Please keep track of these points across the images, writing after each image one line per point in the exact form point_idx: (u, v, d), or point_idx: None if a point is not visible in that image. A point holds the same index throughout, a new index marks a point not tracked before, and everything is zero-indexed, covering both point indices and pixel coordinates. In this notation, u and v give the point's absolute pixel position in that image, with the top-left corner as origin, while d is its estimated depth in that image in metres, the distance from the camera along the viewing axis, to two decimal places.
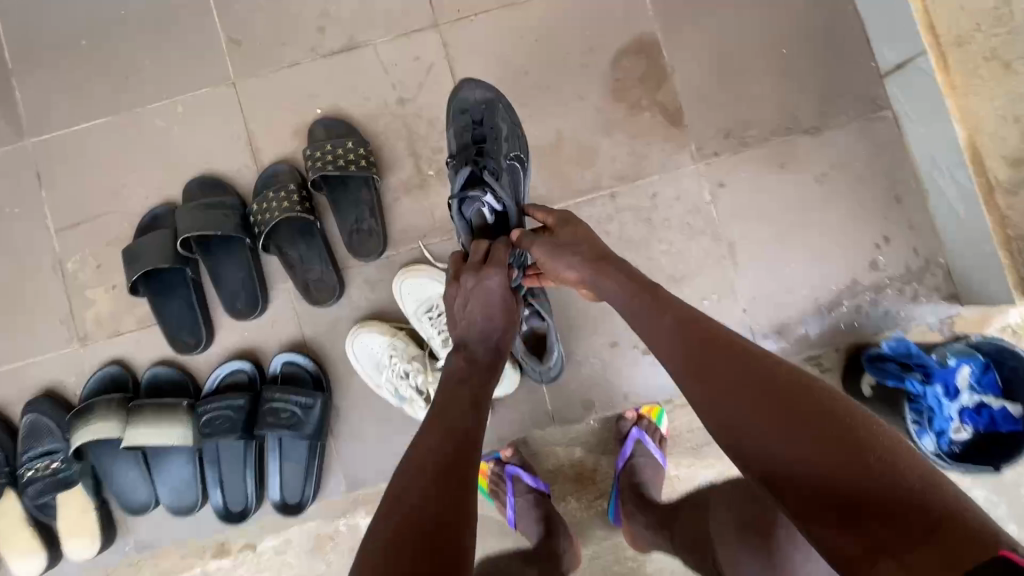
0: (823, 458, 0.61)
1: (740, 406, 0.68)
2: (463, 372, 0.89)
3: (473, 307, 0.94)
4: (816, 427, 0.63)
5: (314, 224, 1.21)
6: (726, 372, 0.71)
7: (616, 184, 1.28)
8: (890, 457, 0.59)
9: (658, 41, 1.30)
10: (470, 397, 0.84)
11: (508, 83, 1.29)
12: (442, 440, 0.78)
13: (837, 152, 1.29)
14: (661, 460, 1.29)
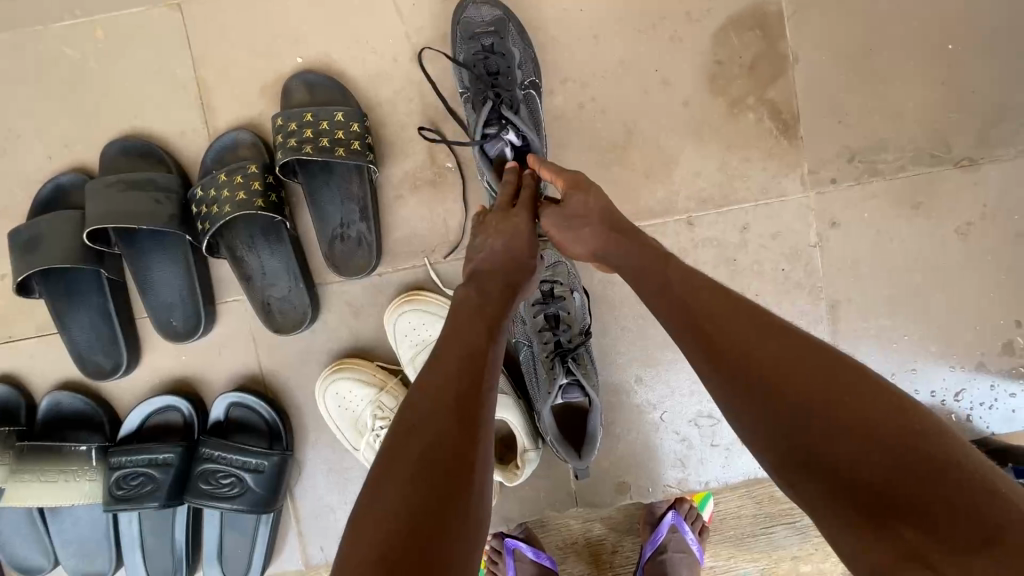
0: (859, 441, 0.44)
1: (761, 370, 0.50)
2: (477, 304, 0.60)
3: (493, 234, 0.67)
4: (853, 407, 0.46)
5: (283, 224, 0.88)
6: (723, 336, 0.52)
7: (695, 208, 0.95)
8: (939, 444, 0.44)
9: (780, 13, 0.93)
10: (476, 332, 0.57)
11: (568, 48, 0.93)
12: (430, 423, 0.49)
13: (993, 195, 0.97)
14: (699, 557, 1.02)
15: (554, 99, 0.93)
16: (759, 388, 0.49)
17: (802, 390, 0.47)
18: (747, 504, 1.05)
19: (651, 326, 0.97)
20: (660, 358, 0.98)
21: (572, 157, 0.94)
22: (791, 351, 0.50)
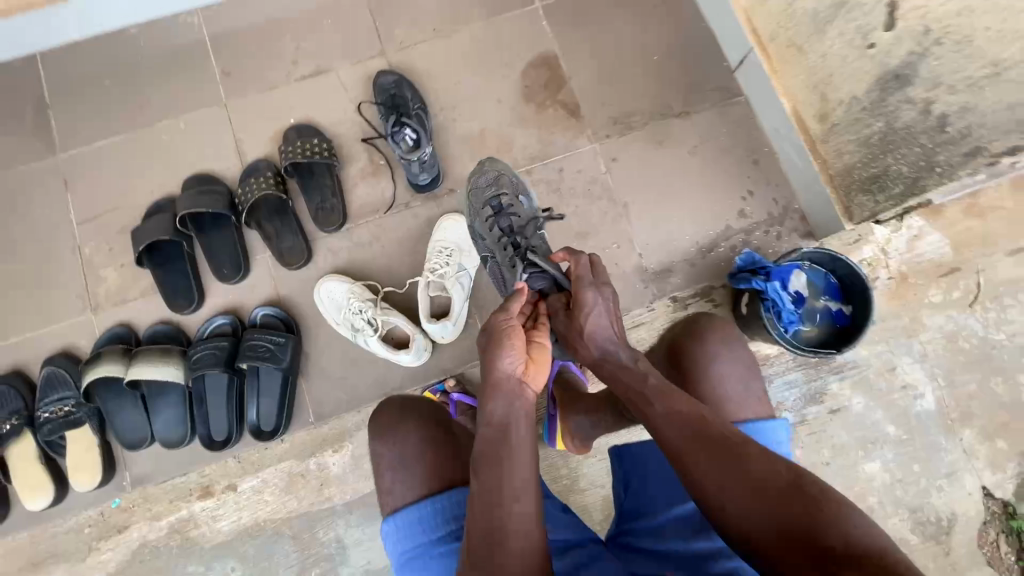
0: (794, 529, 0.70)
1: (730, 498, 0.75)
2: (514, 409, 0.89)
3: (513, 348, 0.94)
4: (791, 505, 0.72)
5: (286, 202, 1.52)
6: (713, 458, 0.79)
7: (530, 164, 1.61)
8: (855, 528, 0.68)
9: (556, 55, 1.67)
10: (528, 442, 0.87)
11: (441, 91, 1.65)
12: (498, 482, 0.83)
13: (704, 129, 1.63)
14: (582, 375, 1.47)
15: (438, 118, 1.63)
16: (750, 519, 0.73)
17: (744, 489, 0.75)
18: None
19: None
20: None
21: (452, 147, 1.61)
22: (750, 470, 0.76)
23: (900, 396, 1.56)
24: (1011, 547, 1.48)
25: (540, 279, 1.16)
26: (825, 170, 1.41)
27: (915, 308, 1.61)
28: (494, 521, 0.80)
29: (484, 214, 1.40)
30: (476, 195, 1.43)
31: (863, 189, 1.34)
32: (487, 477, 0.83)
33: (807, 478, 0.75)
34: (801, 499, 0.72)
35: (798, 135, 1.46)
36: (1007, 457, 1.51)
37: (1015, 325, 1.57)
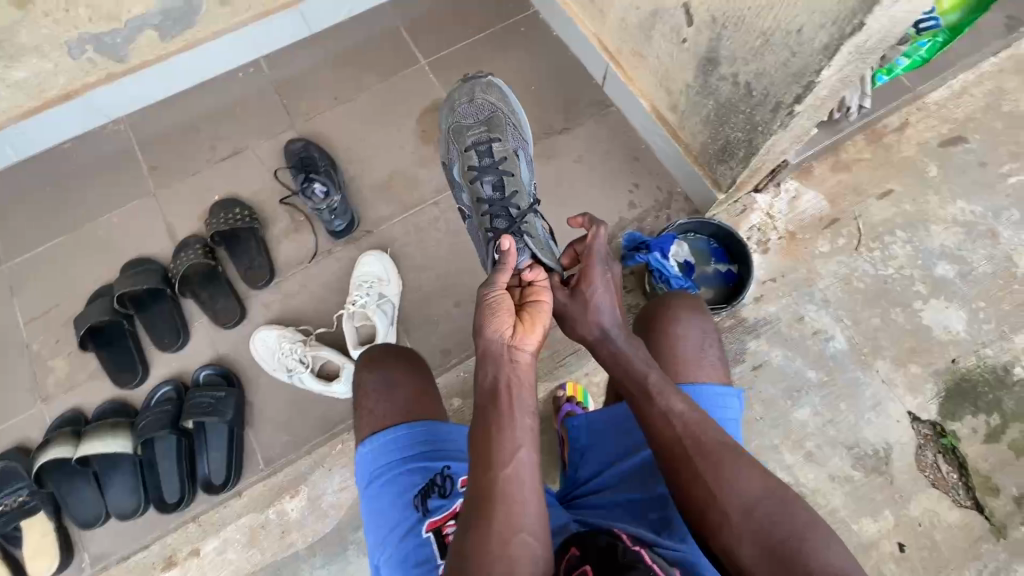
0: (769, 545, 0.80)
1: (721, 511, 0.84)
2: (512, 373, 0.91)
3: (508, 312, 0.97)
4: (772, 524, 0.81)
5: (215, 267, 1.65)
6: (708, 471, 0.87)
7: (436, 196, 1.77)
8: (817, 551, 0.79)
9: (446, 101, 1.89)
10: (526, 403, 0.89)
11: (349, 149, 1.84)
12: (498, 443, 0.84)
13: (586, 139, 1.82)
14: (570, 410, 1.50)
15: (349, 171, 1.81)
16: (742, 541, 0.81)
17: (736, 502, 0.84)
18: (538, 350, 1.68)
19: (435, 260, 1.70)
20: (445, 275, 1.68)
21: (364, 194, 1.78)
22: (740, 487, 0.85)
23: (813, 342, 1.66)
24: (948, 464, 1.54)
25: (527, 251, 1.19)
26: (690, 153, 1.62)
27: (808, 259, 1.74)
28: (494, 478, 0.81)
29: (463, 155, 1.51)
30: (462, 128, 1.55)
31: (720, 159, 1.52)
32: (486, 439, 0.84)
33: (792, 508, 0.83)
34: (777, 522, 0.82)
35: (661, 128, 1.67)
36: (921, 379, 1.60)
37: (897, 259, 1.72)
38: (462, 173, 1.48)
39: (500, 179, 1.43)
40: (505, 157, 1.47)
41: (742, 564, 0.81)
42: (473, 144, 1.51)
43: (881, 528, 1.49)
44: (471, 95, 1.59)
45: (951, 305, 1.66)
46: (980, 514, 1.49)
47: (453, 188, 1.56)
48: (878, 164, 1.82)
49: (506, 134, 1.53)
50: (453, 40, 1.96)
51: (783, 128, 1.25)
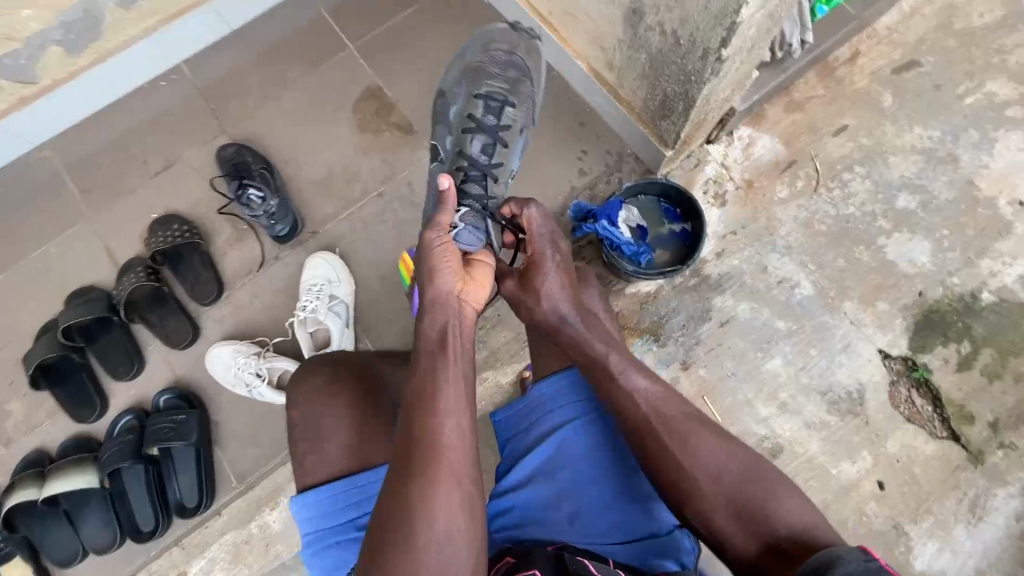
0: (740, 502, 0.86)
1: (692, 478, 0.88)
2: (454, 332, 1.03)
3: (456, 267, 1.09)
4: (742, 483, 0.87)
5: (160, 287, 1.60)
6: (675, 441, 0.91)
7: (380, 186, 1.72)
8: (780, 506, 0.84)
9: (380, 86, 1.81)
10: (467, 356, 1.02)
11: (286, 148, 1.77)
12: (436, 391, 0.95)
13: None
14: None
15: (287, 171, 1.74)
16: (715, 503, 0.86)
17: (704, 469, 0.89)
18: (502, 332, 1.65)
19: (386, 254, 1.66)
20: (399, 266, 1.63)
21: (306, 193, 1.72)
22: (706, 454, 0.90)
23: (779, 291, 1.63)
24: (922, 398, 1.53)
25: (473, 233, 1.16)
26: (633, 112, 1.56)
27: (767, 206, 1.69)
28: (435, 418, 0.92)
29: (474, 103, 1.44)
30: (485, 74, 1.48)
31: (663, 114, 1.46)
32: (430, 384, 0.95)
33: (756, 466, 0.89)
34: (743, 483, 0.87)
35: (602, 88, 1.60)
36: (890, 316, 1.58)
37: (858, 195, 1.67)
38: (461, 118, 1.42)
39: (493, 143, 1.38)
40: (508, 125, 1.44)
41: (712, 525, 0.86)
42: (488, 98, 1.44)
43: (860, 470, 1.49)
44: (515, 46, 1.52)
45: (915, 237, 1.62)
46: (957, 444, 1.49)
47: (438, 121, 1.49)
48: (831, 99, 1.75)
49: (525, 99, 1.48)
50: (379, 20, 1.87)
51: (715, 75, 1.19)
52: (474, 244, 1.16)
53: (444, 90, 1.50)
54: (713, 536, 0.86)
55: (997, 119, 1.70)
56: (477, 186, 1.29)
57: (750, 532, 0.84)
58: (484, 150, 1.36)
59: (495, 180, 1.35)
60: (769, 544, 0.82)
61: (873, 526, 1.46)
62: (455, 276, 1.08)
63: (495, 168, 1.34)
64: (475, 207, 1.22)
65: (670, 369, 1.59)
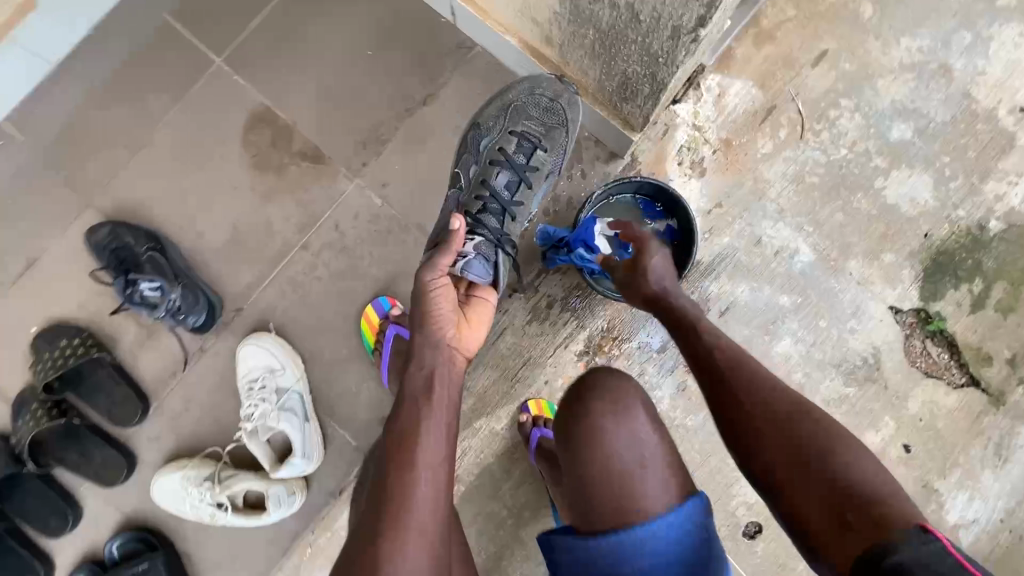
0: (817, 461, 0.80)
1: (771, 430, 0.84)
2: (443, 373, 0.97)
3: (451, 305, 1.04)
4: (820, 445, 0.81)
5: (71, 421, 1.34)
6: (758, 392, 0.89)
7: (302, 236, 1.41)
8: (864, 475, 0.78)
9: (268, 107, 1.45)
10: (451, 403, 0.96)
11: (171, 210, 1.42)
12: (417, 434, 0.90)
13: (456, 104, 1.45)
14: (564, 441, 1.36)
15: (182, 240, 1.41)
16: (783, 458, 0.82)
17: (784, 423, 0.84)
18: (485, 372, 1.47)
19: (329, 318, 1.39)
20: (349, 330, 1.38)
21: (214, 263, 1.41)
22: (790, 410, 0.85)
23: (778, 264, 1.46)
24: (937, 347, 1.44)
25: (482, 264, 1.12)
26: (587, 96, 1.27)
27: (752, 167, 1.47)
28: (411, 457, 0.88)
29: (504, 135, 1.28)
30: (522, 103, 1.27)
31: (624, 96, 1.18)
32: (409, 425, 0.91)
33: (834, 432, 0.82)
34: (824, 446, 0.81)
35: (544, 68, 1.28)
36: (897, 267, 1.45)
37: (849, 134, 1.46)
38: (488, 148, 1.27)
39: (518, 181, 1.27)
40: (537, 168, 1.29)
41: (787, 483, 0.81)
42: (521, 135, 1.27)
43: (885, 437, 1.43)
44: (560, 91, 1.25)
45: (915, 172, 1.45)
46: (976, 389, 1.43)
47: (462, 145, 1.30)
48: (805, 20, 1.48)
49: (558, 147, 1.30)
50: (243, 17, 1.46)
51: (689, 56, 0.94)
52: (483, 274, 1.11)
53: (476, 118, 1.30)
54: (787, 508, 0.80)
55: (989, 12, 1.47)
56: (492, 223, 1.23)
57: (823, 493, 0.77)
58: (509, 197, 1.26)
59: (513, 216, 1.26)
60: (836, 510, 0.75)
61: (904, 491, 1.42)
62: (449, 315, 1.03)
63: (516, 210, 1.26)
64: (490, 237, 1.19)
65: (676, 375, 1.45)
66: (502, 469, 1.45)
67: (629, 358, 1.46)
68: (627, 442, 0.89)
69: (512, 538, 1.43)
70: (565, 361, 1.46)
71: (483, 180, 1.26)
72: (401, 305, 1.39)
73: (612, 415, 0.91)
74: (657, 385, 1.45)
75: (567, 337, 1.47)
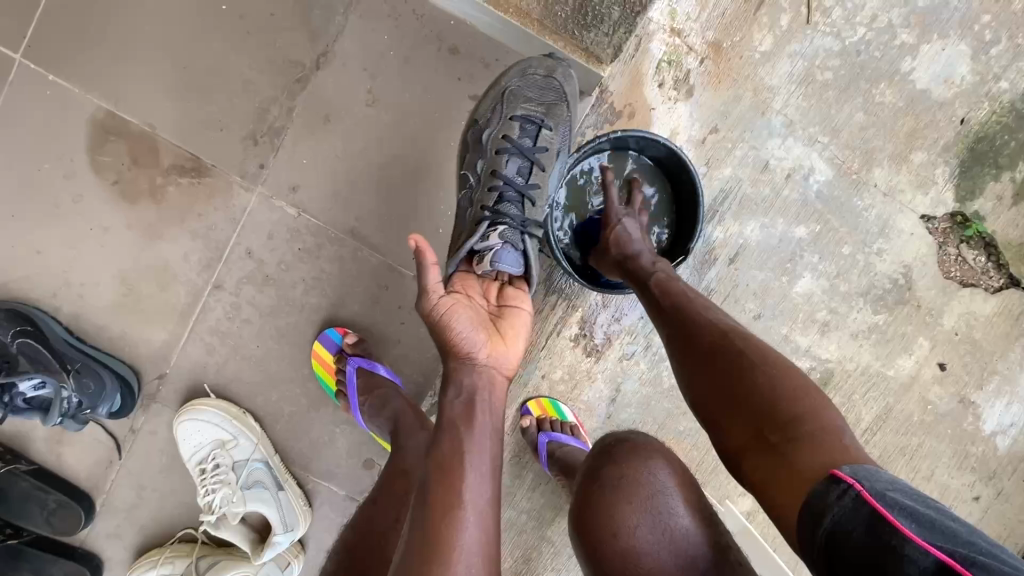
0: (756, 390, 0.68)
1: (707, 364, 0.74)
2: (489, 393, 0.77)
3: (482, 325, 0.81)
4: (757, 369, 0.70)
5: (8, 542, 1.15)
6: (698, 325, 0.77)
7: (209, 273, 1.12)
8: (810, 405, 0.66)
9: (114, 110, 1.08)
10: (496, 430, 0.75)
11: (32, 271, 1.10)
12: (456, 457, 0.71)
13: (363, 60, 1.09)
14: (579, 444, 1.20)
15: (59, 308, 1.11)
16: (704, 387, 0.73)
17: (718, 350, 0.74)
18: None
19: (273, 364, 1.15)
20: (300, 372, 1.15)
21: (110, 328, 1.12)
22: (729, 341, 0.74)
23: (790, 189, 1.21)
24: (974, 251, 1.24)
25: (513, 253, 0.88)
26: (522, 19, 1.10)
27: (750, 72, 1.17)
28: (453, 497, 0.69)
29: (505, 121, 1.01)
30: (517, 91, 1.02)
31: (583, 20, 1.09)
32: (450, 459, 0.71)
33: (749, 345, 0.73)
34: (764, 369, 0.69)
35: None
36: (930, 166, 1.21)
37: (867, 7, 1.17)
38: (490, 139, 1.00)
39: (531, 166, 1.00)
40: (548, 149, 1.02)
41: (713, 416, 0.72)
42: (523, 116, 1.01)
43: (918, 359, 1.26)
44: (553, 65, 1.03)
45: (949, 43, 1.18)
46: (1017, 290, 1.25)
47: (462, 147, 1.04)
48: None
49: (565, 123, 1.04)
50: None
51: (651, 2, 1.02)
52: (516, 266, 0.88)
53: (469, 114, 1.04)
54: (726, 442, 0.71)
55: None
56: (514, 208, 0.96)
57: (746, 418, 0.68)
58: (526, 186, 0.98)
59: (532, 204, 0.98)
60: (757, 435, 0.67)
61: (939, 410, 1.27)
62: (477, 330, 0.80)
63: (538, 195, 0.99)
64: (516, 224, 0.93)
65: None
66: (512, 477, 1.30)
67: (632, 332, 1.25)
68: (670, 551, 0.80)
69: (533, 549, 1.30)
70: (560, 349, 1.25)
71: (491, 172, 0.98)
72: (355, 332, 1.14)
73: (640, 516, 0.83)
74: (668, 355, 1.26)
75: (560, 321, 1.25)
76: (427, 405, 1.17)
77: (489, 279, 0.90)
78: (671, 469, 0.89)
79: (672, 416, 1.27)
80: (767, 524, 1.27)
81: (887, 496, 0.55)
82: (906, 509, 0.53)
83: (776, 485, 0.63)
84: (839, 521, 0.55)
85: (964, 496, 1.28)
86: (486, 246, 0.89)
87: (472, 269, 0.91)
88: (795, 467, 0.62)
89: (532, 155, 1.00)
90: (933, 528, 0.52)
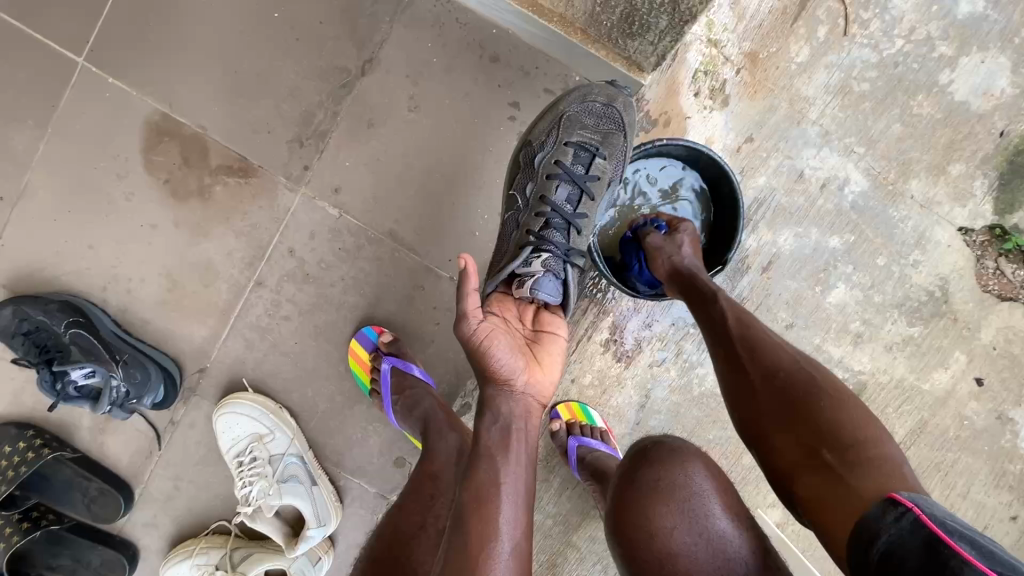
0: (811, 411, 0.68)
1: (758, 381, 0.73)
2: (526, 416, 0.78)
3: (516, 348, 0.81)
4: (813, 394, 0.69)
5: (52, 527, 1.19)
6: (754, 343, 0.76)
7: (252, 270, 1.15)
8: (864, 432, 0.65)
9: (167, 113, 1.12)
10: (529, 462, 0.76)
11: (84, 265, 1.14)
12: (489, 485, 0.72)
13: (405, 67, 1.13)
14: (609, 449, 1.19)
15: (109, 300, 1.15)
16: (761, 407, 0.72)
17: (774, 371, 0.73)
18: None
19: (311, 360, 1.17)
20: (336, 369, 1.18)
21: (156, 321, 1.16)
22: (789, 365, 0.73)
23: (825, 199, 1.21)
24: (1013, 265, 1.22)
25: (553, 282, 0.91)
26: (567, 27, 1.10)
27: (787, 83, 1.18)
28: (490, 526, 0.69)
29: (560, 146, 1.03)
30: (577, 116, 1.04)
31: (627, 34, 1.08)
32: (489, 487, 0.71)
33: (812, 370, 0.72)
34: (817, 396, 0.69)
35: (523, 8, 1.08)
36: (968, 179, 1.21)
37: (905, 18, 1.17)
38: (543, 162, 1.03)
39: (580, 194, 1.03)
40: (600, 178, 1.05)
41: (757, 430, 0.72)
42: (578, 143, 1.04)
43: (954, 373, 1.24)
44: (614, 94, 1.05)
45: (988, 55, 1.18)
46: None
47: (514, 165, 1.06)
48: None
49: (619, 154, 1.06)
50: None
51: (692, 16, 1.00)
52: (554, 295, 0.91)
53: (525, 134, 1.06)
54: (774, 462, 0.69)
55: None
56: (560, 237, 1.00)
57: (799, 439, 0.67)
58: (574, 216, 1.01)
59: (578, 232, 1.01)
60: (811, 453, 0.66)
61: (976, 425, 1.25)
62: (515, 355, 0.80)
63: (583, 224, 1.02)
64: (559, 254, 0.96)
65: None
66: (539, 480, 1.31)
67: (663, 338, 1.26)
68: (709, 550, 0.80)
69: (558, 553, 1.29)
70: (591, 354, 1.26)
71: (540, 195, 1.02)
72: (391, 331, 1.17)
73: (681, 519, 0.83)
74: (698, 362, 1.26)
75: (591, 325, 1.25)
76: (459, 406, 1.18)
77: (526, 303, 0.92)
78: (708, 472, 0.90)
79: (702, 424, 1.26)
80: (798, 536, 1.26)
81: (947, 523, 0.53)
82: (964, 536, 0.52)
83: (826, 502, 0.62)
84: (894, 543, 0.54)
85: (1001, 516, 1.25)
86: (528, 272, 0.91)
87: (509, 291, 0.93)
88: (855, 488, 0.61)
89: (582, 183, 1.03)
90: (992, 556, 0.50)
